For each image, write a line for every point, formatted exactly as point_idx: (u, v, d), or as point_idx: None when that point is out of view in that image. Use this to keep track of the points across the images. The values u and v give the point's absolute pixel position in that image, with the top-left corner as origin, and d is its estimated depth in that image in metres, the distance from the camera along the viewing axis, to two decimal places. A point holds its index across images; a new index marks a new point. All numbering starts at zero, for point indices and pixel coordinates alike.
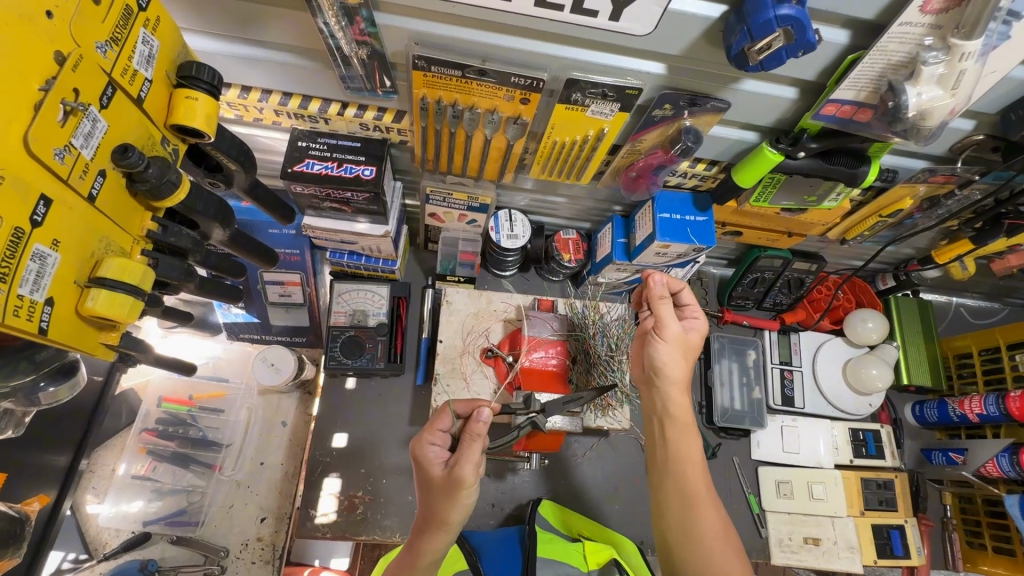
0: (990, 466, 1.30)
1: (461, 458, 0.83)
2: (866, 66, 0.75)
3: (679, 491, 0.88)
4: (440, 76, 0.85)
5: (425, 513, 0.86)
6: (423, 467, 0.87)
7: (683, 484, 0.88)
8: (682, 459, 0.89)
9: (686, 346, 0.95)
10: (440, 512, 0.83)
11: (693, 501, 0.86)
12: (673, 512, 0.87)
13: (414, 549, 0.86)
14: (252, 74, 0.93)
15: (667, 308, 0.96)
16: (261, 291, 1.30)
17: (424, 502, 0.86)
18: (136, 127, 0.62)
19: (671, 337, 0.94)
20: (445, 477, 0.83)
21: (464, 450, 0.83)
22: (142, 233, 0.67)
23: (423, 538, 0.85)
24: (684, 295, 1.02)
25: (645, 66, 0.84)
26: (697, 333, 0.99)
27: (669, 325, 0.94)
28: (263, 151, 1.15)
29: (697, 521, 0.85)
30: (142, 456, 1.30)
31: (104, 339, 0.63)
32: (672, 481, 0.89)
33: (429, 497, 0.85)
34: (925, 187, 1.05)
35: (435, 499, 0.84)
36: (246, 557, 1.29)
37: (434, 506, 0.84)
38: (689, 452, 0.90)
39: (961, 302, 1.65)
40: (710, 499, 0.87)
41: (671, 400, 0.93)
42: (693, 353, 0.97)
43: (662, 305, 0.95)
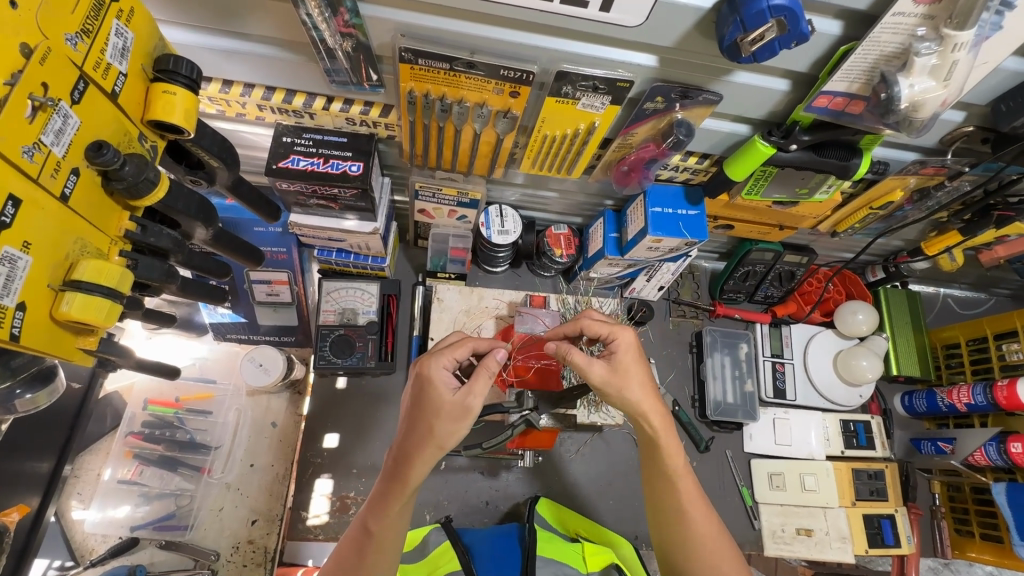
0: (978, 455, 1.32)
1: (472, 388, 0.83)
2: (859, 58, 0.74)
3: (672, 509, 0.89)
4: (428, 69, 0.83)
5: (421, 434, 0.84)
6: (428, 390, 0.85)
7: (671, 502, 0.89)
8: (668, 476, 0.89)
9: (632, 373, 0.88)
10: (441, 435, 0.82)
11: (686, 516, 0.88)
12: (670, 531, 0.89)
13: (402, 471, 0.84)
14: (234, 69, 0.90)
15: (581, 356, 0.88)
16: (247, 290, 1.27)
17: (423, 423, 0.84)
18: (110, 123, 0.60)
19: (598, 384, 0.88)
20: (455, 403, 0.83)
21: (477, 380, 0.84)
22: (120, 233, 0.64)
23: (415, 461, 0.83)
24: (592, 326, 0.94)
25: (637, 58, 0.83)
26: (629, 352, 0.90)
27: (592, 373, 0.88)
28: (247, 147, 1.12)
29: (693, 536, 0.87)
30: (129, 460, 1.28)
31: (81, 344, 0.61)
32: (663, 502, 0.90)
33: (429, 417, 0.84)
34: (916, 179, 1.05)
35: (438, 424, 0.82)
36: (236, 560, 1.27)
37: (435, 430, 0.82)
38: (672, 467, 0.89)
39: (949, 292, 1.67)
40: (700, 510, 0.88)
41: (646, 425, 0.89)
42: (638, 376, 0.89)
43: (572, 359, 0.88)
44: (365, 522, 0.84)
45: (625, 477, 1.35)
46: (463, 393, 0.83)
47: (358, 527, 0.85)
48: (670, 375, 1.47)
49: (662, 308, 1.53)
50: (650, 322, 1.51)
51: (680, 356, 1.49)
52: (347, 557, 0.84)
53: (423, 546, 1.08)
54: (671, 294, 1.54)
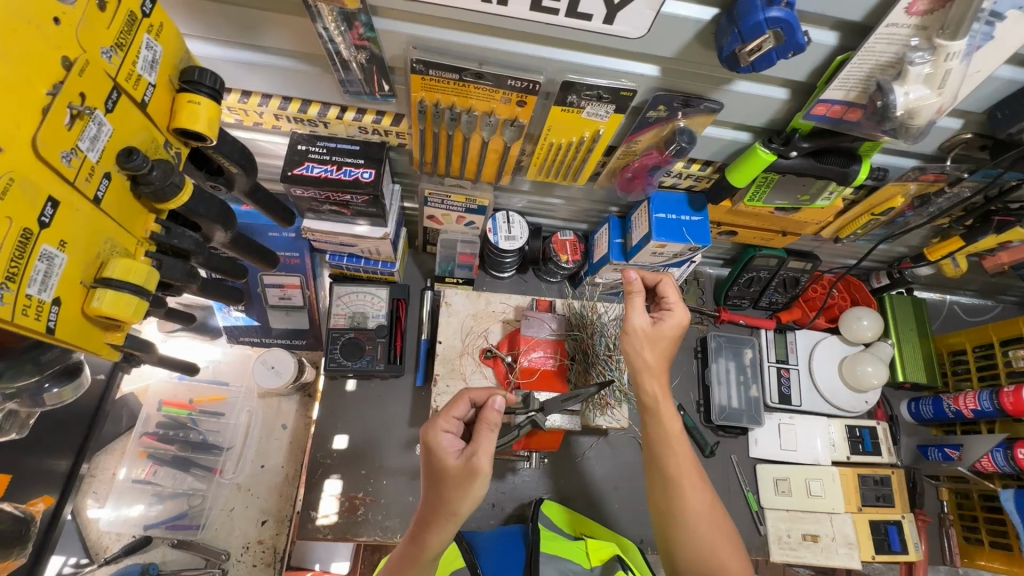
0: (986, 462, 1.32)
1: (478, 448, 0.82)
2: (855, 67, 0.76)
3: (664, 476, 0.93)
4: (438, 79, 0.87)
5: (434, 502, 0.84)
6: (428, 456, 0.86)
7: (667, 468, 0.93)
8: (665, 441, 0.94)
9: (660, 338, 0.99)
10: (452, 501, 0.82)
11: (678, 486, 0.92)
12: (665, 495, 0.93)
13: (419, 538, 0.85)
14: (253, 80, 0.94)
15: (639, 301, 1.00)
16: (261, 294, 1.30)
17: (435, 491, 0.84)
18: (140, 130, 0.64)
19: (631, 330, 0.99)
20: (458, 469, 0.82)
21: (480, 438, 0.83)
22: (146, 234, 0.67)
23: (430, 529, 0.84)
24: (650, 278, 1.05)
25: (640, 68, 0.85)
26: (675, 326, 1.00)
27: (633, 319, 0.99)
28: (263, 155, 1.16)
29: (687, 502, 0.91)
30: (143, 460, 1.33)
31: (109, 339, 0.64)
32: (657, 463, 0.94)
33: (439, 485, 0.83)
34: (916, 185, 1.06)
35: (447, 491, 0.82)
36: (247, 560, 1.31)
37: (447, 497, 0.82)
38: (670, 430, 0.95)
39: (955, 299, 1.67)
40: (694, 476, 0.93)
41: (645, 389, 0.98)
42: (666, 343, 1.00)
43: (631, 299, 0.99)
44: None
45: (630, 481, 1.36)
46: (466, 455, 0.82)
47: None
48: (675, 380, 1.48)
49: None
50: None
51: (684, 361, 1.50)
52: None
53: None
54: None
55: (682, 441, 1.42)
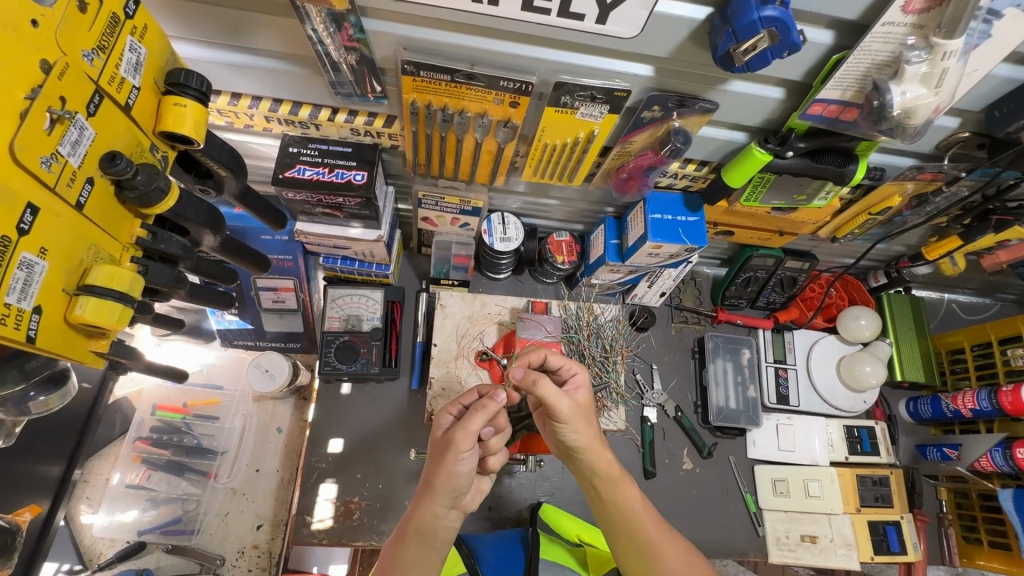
0: (984, 461, 1.31)
1: (458, 424, 0.82)
2: (852, 66, 0.75)
3: (618, 514, 0.91)
4: (429, 80, 0.85)
5: (425, 476, 0.86)
6: (432, 432, 0.91)
7: (619, 506, 0.91)
8: (629, 511, 0.91)
9: (585, 410, 0.92)
10: (432, 475, 0.83)
11: (633, 518, 0.90)
12: (622, 533, 0.91)
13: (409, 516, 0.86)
14: (243, 82, 0.93)
15: (550, 388, 0.86)
16: (254, 297, 1.28)
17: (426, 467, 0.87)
18: (124, 134, 0.63)
19: (569, 418, 0.87)
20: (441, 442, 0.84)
21: (466, 417, 0.82)
22: (132, 240, 0.66)
23: (417, 505, 0.85)
24: (552, 359, 0.96)
25: (634, 68, 0.84)
26: (585, 391, 0.95)
27: (561, 406, 0.86)
28: (255, 158, 1.15)
29: (665, 565, 0.88)
30: (136, 465, 1.32)
31: (93, 346, 0.63)
32: (625, 535, 0.91)
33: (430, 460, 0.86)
34: (913, 185, 1.05)
35: (432, 465, 0.84)
36: (242, 565, 1.31)
37: (431, 471, 0.84)
38: (630, 501, 0.91)
39: (953, 298, 1.67)
40: (664, 539, 0.90)
41: (576, 436, 0.89)
42: (590, 412, 0.93)
43: (541, 389, 0.86)
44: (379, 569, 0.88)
45: None
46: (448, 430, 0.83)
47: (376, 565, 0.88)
48: (672, 380, 1.48)
49: (664, 314, 1.53)
50: (652, 328, 1.51)
51: (682, 362, 1.50)
52: None
53: None
54: (673, 301, 1.54)
55: (679, 442, 1.41)
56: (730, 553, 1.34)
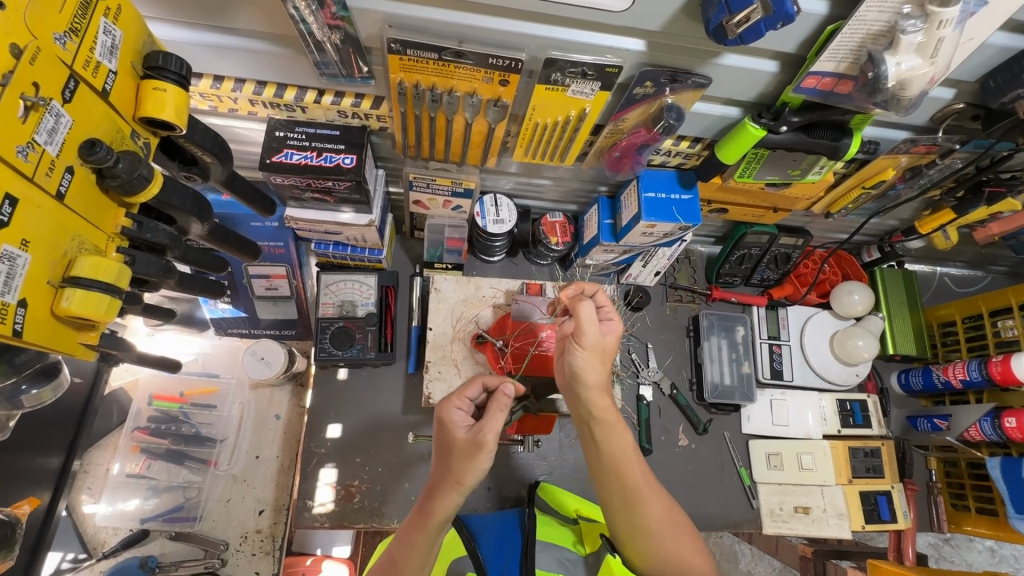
0: (973, 430, 1.33)
1: (485, 424, 0.83)
2: (846, 37, 0.74)
3: (608, 455, 0.93)
4: (417, 59, 0.83)
5: (444, 470, 0.86)
6: (449, 431, 0.88)
7: (612, 448, 0.93)
8: (621, 457, 0.93)
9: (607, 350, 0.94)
10: (458, 472, 0.84)
11: (623, 462, 0.93)
12: (607, 474, 0.94)
13: (428, 505, 0.86)
14: (226, 64, 0.91)
15: (587, 316, 0.91)
16: (246, 285, 1.27)
17: (445, 461, 0.86)
18: (103, 121, 0.61)
19: (590, 345, 0.91)
20: (466, 441, 0.84)
21: (490, 416, 0.84)
22: (116, 229, 0.65)
23: (438, 496, 0.85)
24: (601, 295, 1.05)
25: (625, 43, 0.82)
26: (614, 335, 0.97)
27: (587, 333, 0.91)
28: (240, 143, 1.12)
29: (648, 515, 0.92)
30: (136, 454, 1.32)
31: (83, 339, 0.62)
32: (612, 477, 0.93)
33: (449, 456, 0.86)
34: (907, 158, 1.05)
35: (456, 461, 0.84)
36: (246, 549, 1.33)
37: (453, 468, 0.84)
38: (622, 446, 0.93)
39: (945, 271, 1.68)
40: (649, 493, 0.93)
41: (590, 373, 0.91)
42: (609, 356, 0.95)
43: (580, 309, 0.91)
44: (393, 553, 0.88)
45: None
46: (475, 430, 0.83)
47: (394, 552, 0.88)
48: (667, 358, 1.49)
49: (659, 293, 1.53)
50: (648, 308, 1.51)
51: (677, 340, 1.50)
52: None
53: None
54: (667, 279, 1.55)
55: (675, 419, 1.43)
56: (726, 525, 1.36)
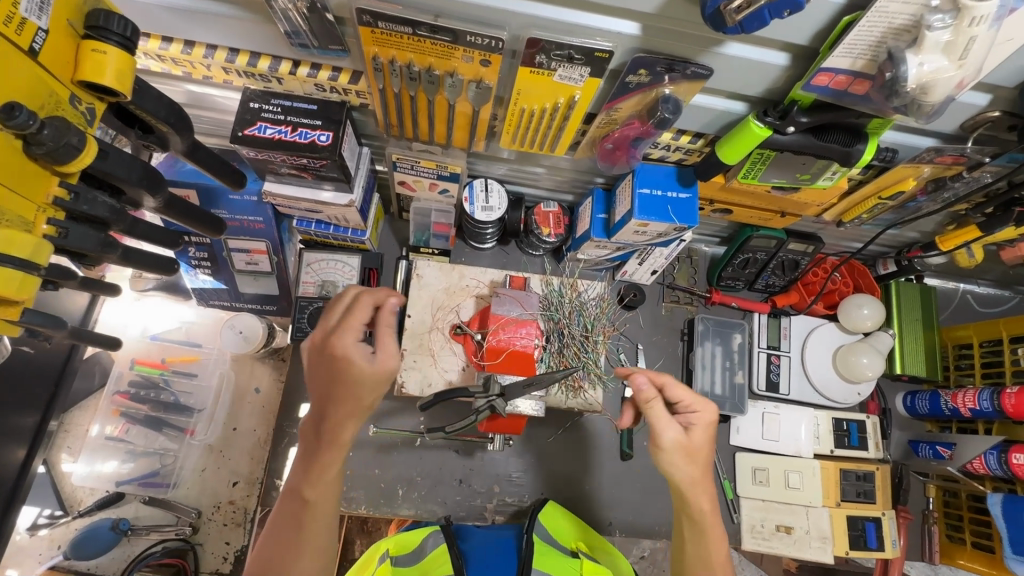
0: (977, 463, 1.25)
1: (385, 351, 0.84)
2: (865, 30, 0.65)
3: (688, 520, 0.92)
4: (390, 33, 0.77)
5: (346, 397, 0.82)
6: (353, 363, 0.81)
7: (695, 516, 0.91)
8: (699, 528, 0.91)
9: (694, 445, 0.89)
10: (365, 398, 0.83)
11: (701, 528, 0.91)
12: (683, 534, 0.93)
13: (331, 434, 0.82)
14: (194, 29, 0.86)
15: (661, 410, 0.90)
16: (227, 258, 1.25)
17: (347, 392, 0.82)
18: (28, 82, 0.57)
19: (670, 443, 0.89)
20: (376, 371, 0.82)
21: (388, 343, 0.84)
22: (48, 200, 0.62)
23: (342, 425, 0.82)
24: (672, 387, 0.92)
25: (618, 25, 0.75)
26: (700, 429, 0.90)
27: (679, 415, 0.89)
28: (219, 112, 1.08)
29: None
30: (115, 417, 1.32)
31: (2, 314, 0.59)
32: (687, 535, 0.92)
33: (356, 388, 0.81)
34: (930, 168, 0.95)
35: (364, 392, 0.82)
36: (218, 519, 1.35)
37: (360, 397, 0.82)
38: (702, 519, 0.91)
39: (969, 289, 1.57)
40: (718, 531, 0.91)
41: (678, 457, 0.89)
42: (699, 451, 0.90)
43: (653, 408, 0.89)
44: (298, 490, 0.83)
45: (603, 465, 1.34)
46: (382, 360, 0.83)
47: (290, 495, 0.84)
48: (658, 362, 1.42)
49: (655, 292, 1.46)
50: (641, 307, 1.45)
51: (670, 343, 1.44)
52: (283, 529, 0.82)
53: (422, 548, 1.05)
54: (665, 279, 1.47)
55: None
56: None
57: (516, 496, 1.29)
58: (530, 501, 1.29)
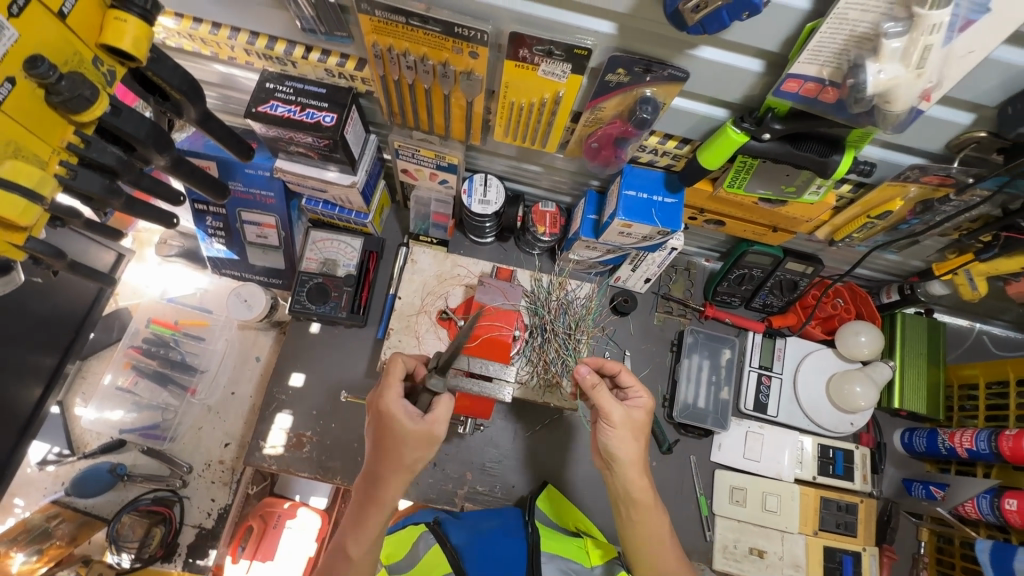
0: (969, 506, 1.19)
1: (433, 416, 0.92)
2: (826, 36, 0.67)
3: (625, 496, 0.97)
4: (388, 22, 0.84)
5: (388, 458, 0.93)
6: (391, 420, 0.92)
7: (633, 492, 0.96)
8: (642, 504, 0.96)
9: (637, 425, 0.97)
10: (407, 459, 0.92)
11: (638, 505, 0.96)
12: (623, 511, 0.98)
13: (380, 490, 0.94)
14: (221, 12, 0.96)
15: (606, 395, 0.94)
16: (240, 230, 1.35)
17: (392, 453, 0.93)
18: (56, 40, 0.66)
19: (620, 424, 0.94)
20: (419, 432, 0.91)
21: (439, 408, 0.93)
22: (63, 145, 0.70)
23: (388, 482, 0.94)
24: (623, 373, 1.01)
25: (595, 24, 0.79)
26: (644, 411, 0.99)
27: (614, 411, 0.94)
28: (243, 92, 1.18)
29: (660, 563, 0.97)
30: (126, 369, 1.41)
31: (10, 238, 0.67)
32: (630, 515, 0.98)
33: (398, 446, 0.92)
34: (917, 188, 0.94)
35: (403, 450, 0.92)
36: (207, 476, 1.41)
37: (404, 456, 0.92)
38: (637, 490, 0.96)
39: (985, 329, 1.50)
40: (654, 511, 0.97)
41: (619, 446, 0.95)
42: (642, 430, 0.98)
43: (599, 396, 0.93)
44: (345, 547, 0.93)
45: (576, 465, 1.34)
46: (428, 423, 0.91)
47: (336, 548, 0.95)
48: (644, 370, 1.41)
49: (648, 301, 1.46)
50: (632, 314, 1.45)
51: (658, 353, 1.43)
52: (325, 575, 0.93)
53: (414, 552, 1.05)
54: (660, 289, 1.47)
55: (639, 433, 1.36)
56: None
57: (487, 486, 1.30)
58: (500, 492, 1.30)
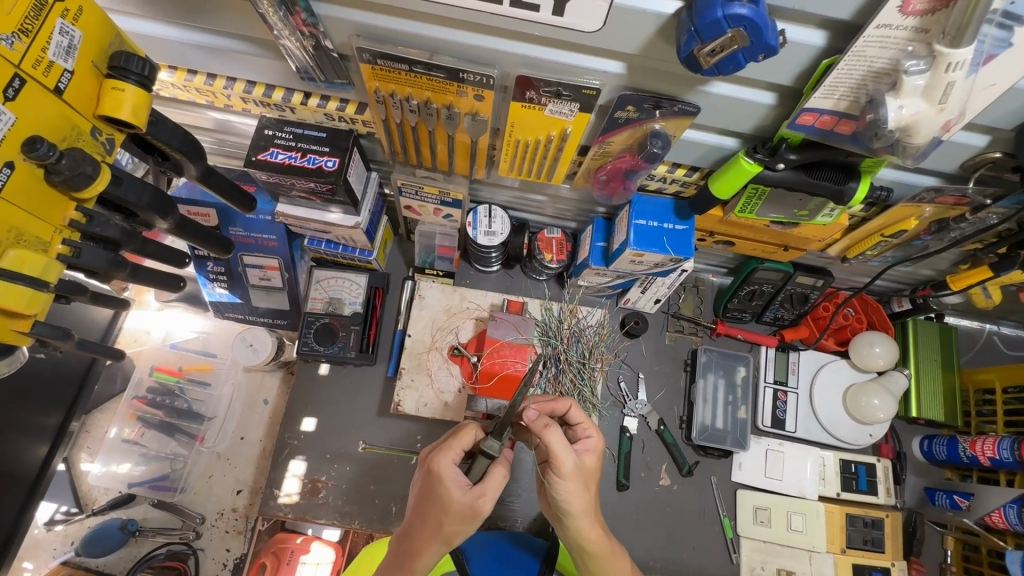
0: (996, 515, 1.19)
1: (484, 492, 0.83)
2: (844, 72, 0.66)
3: (579, 547, 0.90)
4: (390, 69, 0.82)
5: (427, 527, 0.84)
6: (443, 488, 0.82)
7: (586, 545, 0.89)
8: (600, 554, 0.90)
9: (589, 472, 0.88)
10: (446, 532, 0.83)
11: (592, 555, 0.90)
12: (584, 561, 0.92)
13: (407, 562, 0.85)
14: (217, 64, 0.94)
15: (557, 437, 0.82)
16: (242, 273, 1.32)
17: (431, 517, 0.84)
18: (53, 117, 0.63)
19: (569, 475, 0.83)
20: (464, 503, 0.82)
21: (490, 483, 0.83)
22: (65, 222, 0.68)
23: (419, 554, 0.85)
24: (573, 412, 0.94)
25: (604, 65, 0.78)
26: (595, 454, 0.90)
27: (564, 461, 0.82)
28: (240, 137, 1.16)
29: None
30: (131, 421, 1.39)
31: (14, 326, 0.65)
32: (589, 565, 0.92)
33: (439, 515, 0.83)
34: (933, 208, 0.93)
35: (446, 521, 0.82)
36: (220, 526, 1.38)
37: (442, 528, 0.83)
38: (589, 539, 0.89)
39: (995, 330, 1.50)
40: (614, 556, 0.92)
41: (566, 500, 0.85)
42: (592, 478, 0.89)
43: (551, 437, 0.82)
44: None
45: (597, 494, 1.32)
46: (474, 496, 0.82)
47: None
48: (659, 392, 1.40)
49: (658, 321, 1.45)
50: (643, 336, 1.44)
51: (672, 374, 1.42)
52: None
53: None
54: (670, 308, 1.46)
55: (659, 457, 1.34)
56: None
57: (508, 521, 1.28)
58: (522, 526, 1.28)
